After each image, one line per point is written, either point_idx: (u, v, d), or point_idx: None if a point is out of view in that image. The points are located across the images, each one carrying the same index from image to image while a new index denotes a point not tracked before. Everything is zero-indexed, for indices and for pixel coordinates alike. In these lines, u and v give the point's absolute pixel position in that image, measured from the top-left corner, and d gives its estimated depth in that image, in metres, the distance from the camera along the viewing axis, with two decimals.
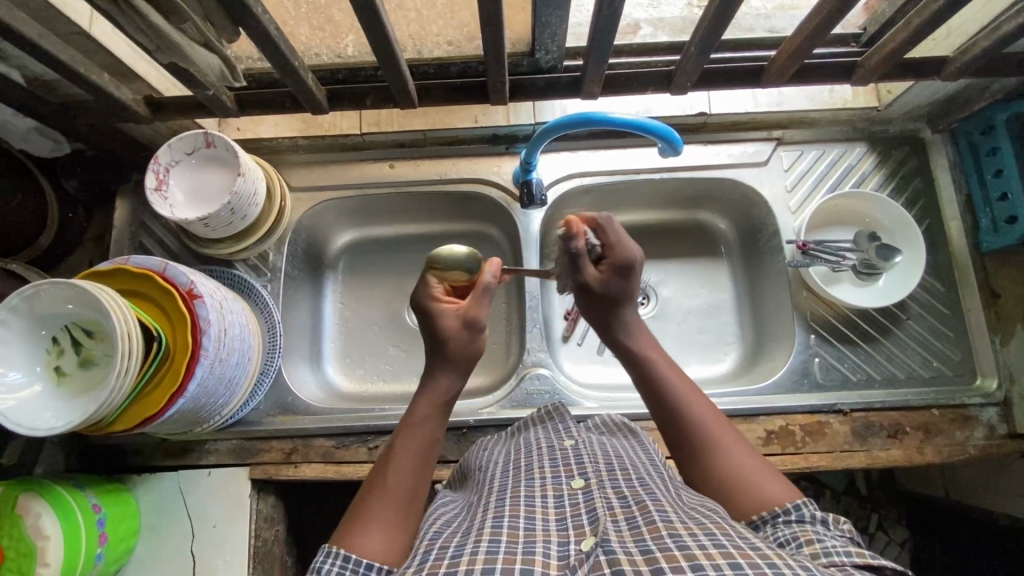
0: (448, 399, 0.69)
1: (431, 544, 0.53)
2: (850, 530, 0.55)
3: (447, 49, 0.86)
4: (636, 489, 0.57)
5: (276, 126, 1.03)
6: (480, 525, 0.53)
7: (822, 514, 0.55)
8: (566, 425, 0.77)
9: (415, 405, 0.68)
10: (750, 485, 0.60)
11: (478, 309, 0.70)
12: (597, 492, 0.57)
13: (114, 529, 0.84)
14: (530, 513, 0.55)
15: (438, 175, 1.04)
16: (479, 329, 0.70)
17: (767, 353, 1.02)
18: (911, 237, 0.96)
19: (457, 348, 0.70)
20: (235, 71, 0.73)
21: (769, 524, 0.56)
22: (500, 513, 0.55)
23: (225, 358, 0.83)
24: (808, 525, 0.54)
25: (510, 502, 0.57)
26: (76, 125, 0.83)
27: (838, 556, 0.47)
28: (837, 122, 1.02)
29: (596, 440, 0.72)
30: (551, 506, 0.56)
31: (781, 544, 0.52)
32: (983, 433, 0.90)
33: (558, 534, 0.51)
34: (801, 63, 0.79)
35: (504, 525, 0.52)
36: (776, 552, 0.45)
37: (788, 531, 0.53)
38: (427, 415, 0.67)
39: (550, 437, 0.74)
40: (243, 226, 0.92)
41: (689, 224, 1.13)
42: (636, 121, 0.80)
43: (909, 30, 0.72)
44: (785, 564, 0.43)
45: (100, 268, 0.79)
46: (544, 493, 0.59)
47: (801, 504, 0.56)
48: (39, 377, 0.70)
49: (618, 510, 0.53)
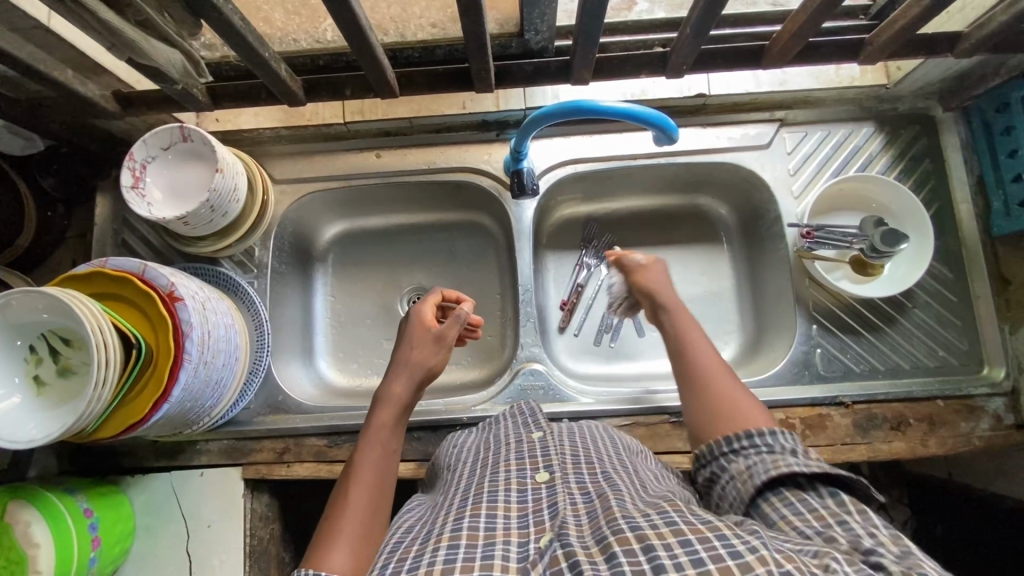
0: (404, 405, 0.75)
1: (389, 558, 0.51)
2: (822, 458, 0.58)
3: (431, 31, 0.82)
4: (599, 484, 0.58)
5: (256, 116, 0.99)
6: (439, 531, 0.52)
7: (793, 444, 0.60)
8: (533, 414, 0.75)
9: (375, 414, 0.73)
10: (729, 413, 0.65)
11: (449, 328, 0.81)
12: (560, 488, 0.57)
13: (108, 532, 0.84)
14: (492, 510, 0.54)
15: (426, 164, 1.00)
16: (443, 349, 0.80)
17: (768, 343, 0.99)
18: (919, 222, 0.91)
19: (422, 360, 0.78)
20: (199, 65, 0.68)
21: (730, 460, 0.61)
22: (460, 514, 0.54)
23: (210, 361, 0.82)
24: (778, 453, 0.59)
25: (472, 501, 0.56)
26: (47, 122, 0.80)
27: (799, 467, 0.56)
28: (844, 101, 0.96)
29: (562, 429, 0.72)
30: (514, 500, 0.56)
31: (758, 477, 0.57)
32: (988, 424, 0.88)
33: (518, 533, 0.51)
34: (804, 43, 0.74)
35: (462, 527, 0.51)
36: (726, 524, 0.48)
37: (763, 465, 0.58)
38: (389, 423, 0.72)
39: (517, 429, 0.72)
40: (224, 223, 0.89)
41: (689, 210, 1.09)
42: (627, 109, 0.75)
43: (922, 5, 0.67)
44: (733, 534, 0.46)
45: (77, 272, 0.76)
46: (507, 486, 0.58)
47: (774, 432, 0.61)
48: (18, 388, 0.68)
49: (580, 506, 0.54)
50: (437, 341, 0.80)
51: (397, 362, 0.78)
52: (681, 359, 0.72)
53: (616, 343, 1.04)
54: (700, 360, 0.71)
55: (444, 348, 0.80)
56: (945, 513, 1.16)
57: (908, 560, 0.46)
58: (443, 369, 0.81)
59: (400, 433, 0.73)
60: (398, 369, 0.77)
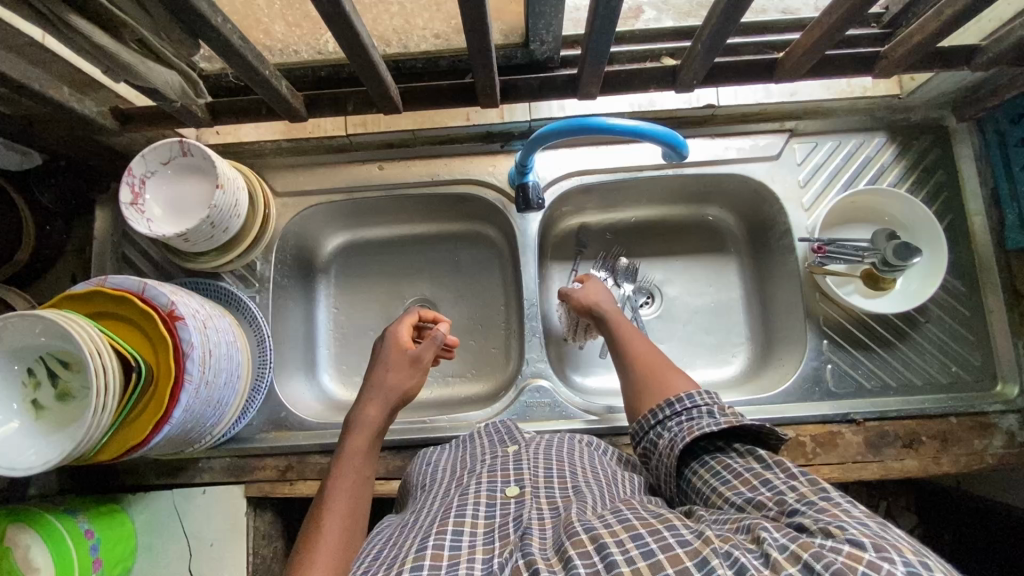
0: (377, 429, 0.75)
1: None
2: (735, 413, 0.65)
3: (435, 42, 0.81)
4: (569, 499, 0.58)
5: (258, 129, 0.96)
6: (404, 553, 0.51)
7: (711, 403, 0.66)
8: (508, 432, 0.74)
9: (349, 437, 0.73)
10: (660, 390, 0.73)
11: (424, 350, 0.81)
12: (528, 503, 0.57)
13: (109, 554, 0.82)
14: (458, 526, 0.53)
15: (429, 175, 0.98)
16: (420, 371, 0.80)
17: (777, 356, 0.98)
18: (932, 236, 0.90)
19: (396, 383, 0.78)
20: (196, 84, 0.67)
21: (656, 430, 0.68)
22: (427, 533, 0.53)
23: (212, 380, 0.80)
24: (694, 418, 0.65)
25: (441, 517, 0.55)
26: (44, 138, 0.78)
27: (708, 428, 0.62)
28: (856, 111, 0.95)
29: (536, 442, 0.71)
30: (481, 515, 0.55)
31: (677, 444, 0.63)
32: (1002, 441, 0.86)
33: (483, 549, 0.51)
34: (818, 57, 0.72)
35: (428, 546, 0.51)
36: (672, 517, 0.51)
37: (680, 430, 0.64)
38: (363, 448, 0.72)
39: (492, 446, 0.71)
40: (225, 238, 0.88)
41: (695, 220, 1.07)
42: (635, 126, 0.74)
43: (941, 20, 0.65)
44: (681, 524, 0.50)
45: (76, 291, 0.75)
46: (477, 500, 0.58)
47: (693, 394, 0.67)
48: (17, 413, 0.67)
49: (548, 520, 0.54)
50: (413, 365, 0.80)
51: (372, 385, 0.78)
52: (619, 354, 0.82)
53: None
54: (637, 353, 0.80)
55: (419, 369, 0.80)
56: (955, 524, 1.15)
57: (824, 509, 0.49)
58: (417, 392, 0.81)
59: (374, 459, 0.73)
60: (372, 391, 0.77)
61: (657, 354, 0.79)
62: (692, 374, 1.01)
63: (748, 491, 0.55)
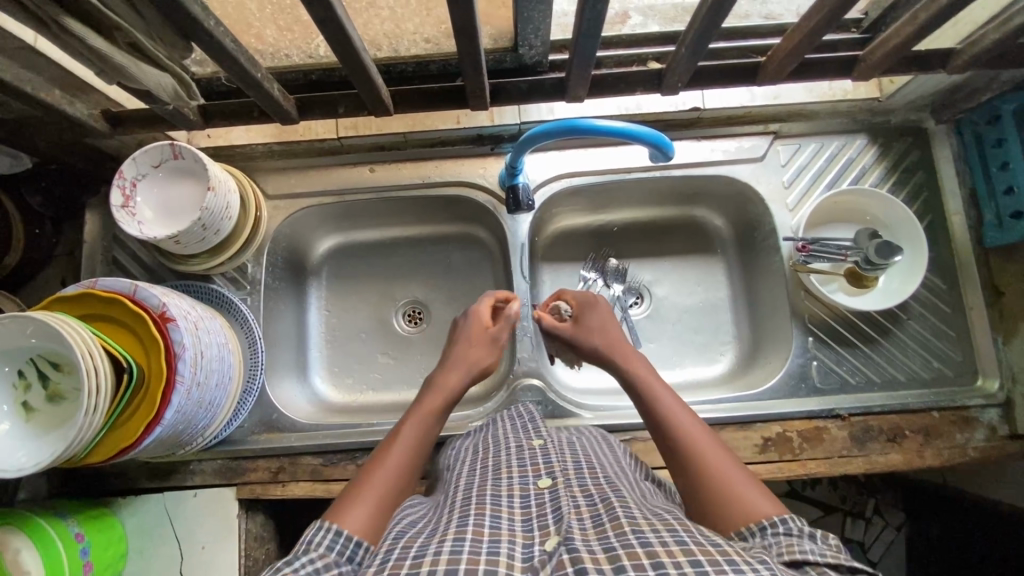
0: (452, 397, 0.74)
1: (394, 544, 0.52)
2: (839, 546, 0.52)
3: (426, 47, 0.82)
4: (601, 487, 0.59)
5: (249, 132, 0.98)
6: (444, 526, 0.53)
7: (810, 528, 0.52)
8: (531, 420, 0.79)
9: (423, 399, 0.73)
10: (730, 496, 0.57)
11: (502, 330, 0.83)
12: (562, 491, 0.58)
13: (100, 557, 0.82)
14: (496, 511, 0.55)
15: (420, 178, 0.99)
16: (496, 350, 0.82)
17: (764, 354, 0.99)
18: (914, 235, 0.91)
19: (477, 356, 0.80)
20: (190, 88, 0.66)
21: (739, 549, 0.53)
22: (465, 512, 0.54)
23: (203, 382, 0.81)
24: (794, 537, 0.51)
25: (477, 500, 0.57)
26: (34, 141, 0.78)
27: (814, 556, 0.48)
28: (838, 113, 0.97)
29: (562, 437, 0.74)
30: (516, 505, 0.56)
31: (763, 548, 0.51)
32: (983, 435, 0.88)
33: (522, 535, 0.52)
34: (799, 60, 0.74)
35: (468, 523, 0.52)
36: (735, 549, 0.47)
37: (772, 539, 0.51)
38: (436, 410, 0.71)
39: (518, 435, 0.74)
40: (216, 241, 0.88)
41: (683, 221, 1.09)
42: (622, 127, 0.75)
43: (916, 24, 0.67)
44: (743, 560, 0.45)
45: (66, 293, 0.75)
46: (510, 491, 0.59)
47: (788, 518, 0.53)
48: (7, 415, 0.67)
49: (583, 509, 0.55)
50: (492, 343, 0.82)
51: (452, 355, 0.79)
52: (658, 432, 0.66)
53: None
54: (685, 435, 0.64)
55: (495, 346, 0.82)
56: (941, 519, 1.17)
57: None
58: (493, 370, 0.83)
59: (441, 424, 0.72)
60: (453, 361, 0.78)
61: (709, 435, 0.64)
62: (681, 373, 1.02)
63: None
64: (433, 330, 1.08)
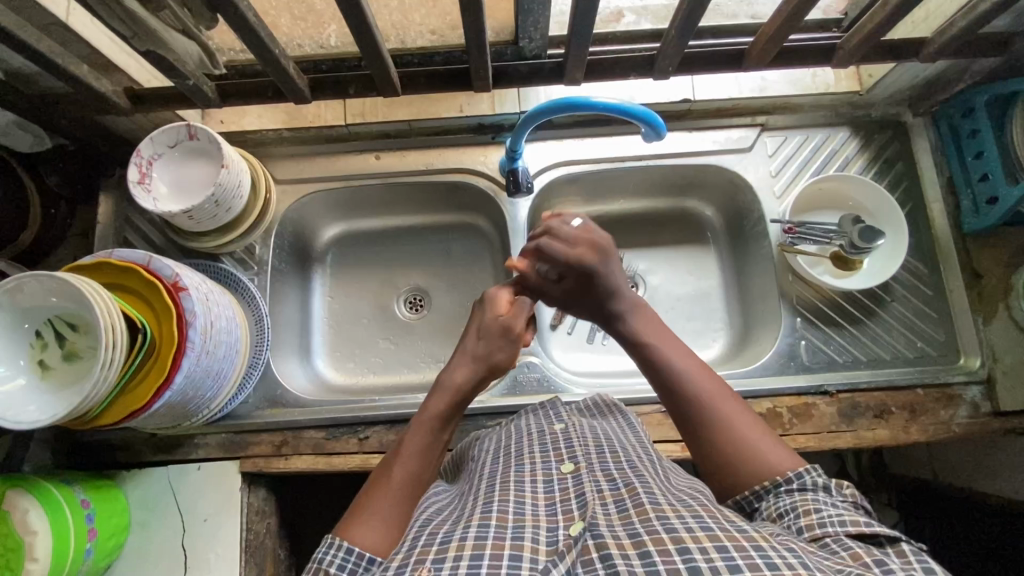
0: (459, 394, 0.73)
1: (420, 531, 0.53)
2: (852, 497, 0.58)
3: (431, 38, 0.87)
4: (624, 472, 0.59)
5: (259, 118, 1.02)
6: (471, 512, 0.54)
7: (824, 481, 0.58)
8: (553, 409, 0.79)
9: (428, 402, 0.72)
10: (754, 455, 0.62)
11: (514, 320, 0.79)
12: (586, 476, 0.58)
13: (103, 526, 0.84)
14: (520, 497, 0.55)
15: (424, 165, 1.04)
16: (511, 340, 0.78)
17: (754, 336, 1.03)
18: (895, 219, 0.96)
19: (484, 351, 0.77)
20: (213, 57, 0.74)
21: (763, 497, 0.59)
22: (490, 499, 0.55)
23: (213, 351, 0.83)
24: (809, 494, 0.57)
25: (501, 488, 0.57)
26: (58, 118, 0.83)
27: (832, 527, 0.52)
28: (820, 107, 1.02)
29: (585, 422, 0.74)
30: (540, 491, 0.57)
31: (781, 513, 0.56)
32: (966, 411, 0.91)
33: (547, 519, 0.52)
34: (780, 46, 0.79)
35: (493, 509, 0.53)
36: (762, 534, 0.47)
37: (789, 501, 0.57)
38: (439, 411, 0.71)
39: (539, 422, 0.75)
40: (229, 218, 0.91)
41: (676, 212, 1.13)
42: (616, 104, 0.80)
43: (886, 11, 0.72)
44: (771, 545, 0.46)
45: (83, 262, 0.78)
46: (534, 477, 0.60)
47: (803, 472, 0.59)
48: (24, 371, 0.69)
49: (607, 494, 0.55)
50: (504, 335, 0.78)
51: (459, 353, 0.78)
52: (671, 389, 0.69)
53: (609, 341, 1.07)
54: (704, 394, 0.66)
55: (509, 337, 0.78)
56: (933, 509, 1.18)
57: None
58: (511, 362, 0.79)
59: (449, 424, 0.72)
60: (459, 361, 0.76)
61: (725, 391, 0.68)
62: None
63: (853, 564, 0.46)
64: (434, 316, 1.10)
